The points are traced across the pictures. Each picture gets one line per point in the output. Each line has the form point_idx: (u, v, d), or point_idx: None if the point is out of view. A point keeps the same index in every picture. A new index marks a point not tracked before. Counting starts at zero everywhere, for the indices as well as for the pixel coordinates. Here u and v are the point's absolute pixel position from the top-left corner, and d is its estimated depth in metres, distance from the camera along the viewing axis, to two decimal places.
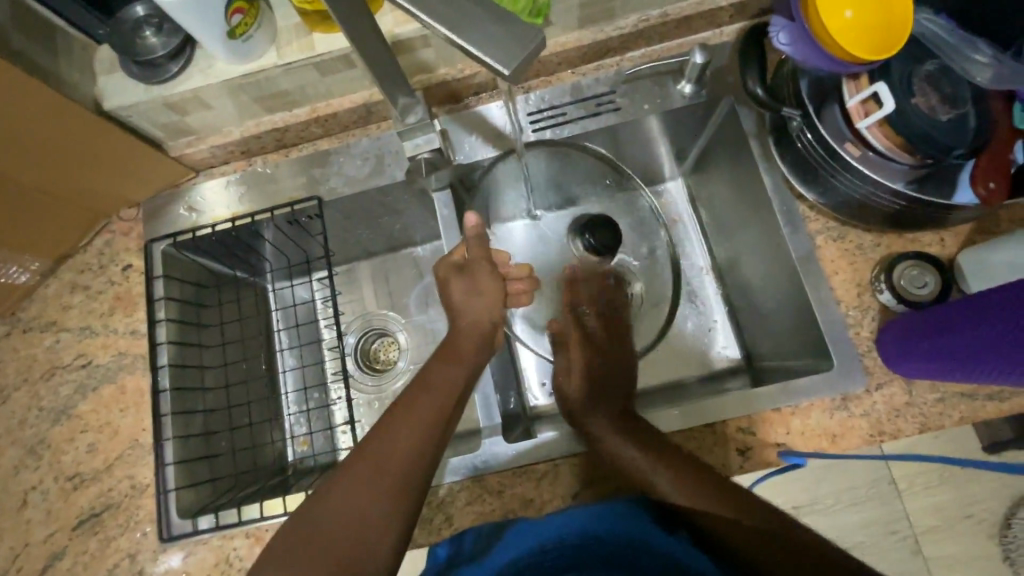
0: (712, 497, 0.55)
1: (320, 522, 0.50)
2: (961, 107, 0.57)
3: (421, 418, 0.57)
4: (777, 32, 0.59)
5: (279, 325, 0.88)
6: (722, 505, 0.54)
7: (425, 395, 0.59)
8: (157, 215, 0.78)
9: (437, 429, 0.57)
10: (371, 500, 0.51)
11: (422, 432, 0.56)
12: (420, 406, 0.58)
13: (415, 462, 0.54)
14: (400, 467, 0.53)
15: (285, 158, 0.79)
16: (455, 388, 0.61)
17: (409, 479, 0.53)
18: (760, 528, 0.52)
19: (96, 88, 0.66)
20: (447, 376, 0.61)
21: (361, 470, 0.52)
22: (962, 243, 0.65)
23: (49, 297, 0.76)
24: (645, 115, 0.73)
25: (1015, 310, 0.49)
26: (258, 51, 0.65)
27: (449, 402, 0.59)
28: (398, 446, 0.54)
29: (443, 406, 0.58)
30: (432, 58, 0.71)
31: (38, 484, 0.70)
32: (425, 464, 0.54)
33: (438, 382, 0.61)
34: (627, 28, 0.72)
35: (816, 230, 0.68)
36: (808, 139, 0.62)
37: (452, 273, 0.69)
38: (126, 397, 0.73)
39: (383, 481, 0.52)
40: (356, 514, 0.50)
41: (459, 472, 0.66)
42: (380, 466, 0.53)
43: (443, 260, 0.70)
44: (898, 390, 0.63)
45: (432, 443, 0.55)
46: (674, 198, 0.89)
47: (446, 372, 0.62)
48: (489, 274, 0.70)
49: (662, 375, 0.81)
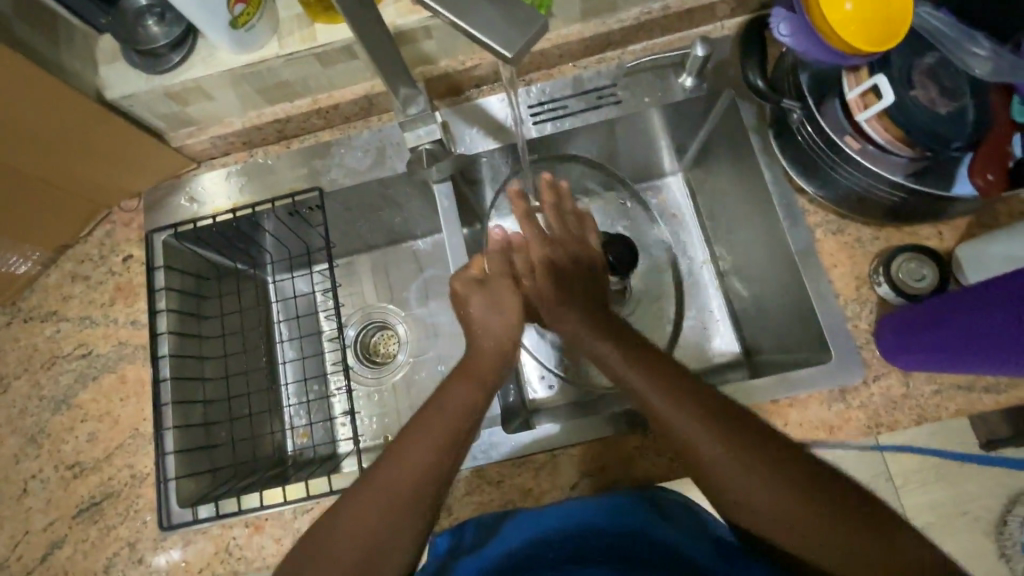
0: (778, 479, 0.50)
1: (327, 550, 0.51)
2: (959, 100, 0.58)
3: (426, 440, 0.55)
4: (777, 23, 0.58)
5: (279, 317, 0.89)
6: (789, 485, 0.49)
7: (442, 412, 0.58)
8: (158, 206, 0.78)
9: (443, 452, 0.55)
10: (374, 526, 0.51)
11: (425, 455, 0.54)
12: (432, 424, 0.57)
13: (417, 484, 0.53)
14: (402, 492, 0.53)
15: (286, 150, 0.79)
16: (466, 411, 0.58)
17: (412, 502, 0.52)
18: (824, 501, 0.49)
19: (98, 77, 0.66)
20: (460, 400, 0.59)
21: (363, 494, 0.53)
22: (960, 236, 0.66)
23: (49, 287, 0.76)
24: (646, 108, 0.74)
25: (1005, 304, 0.49)
26: (259, 41, 0.65)
27: (458, 425, 0.57)
28: (401, 470, 0.54)
29: (450, 428, 0.57)
30: (434, 49, 0.71)
31: (38, 472, 0.70)
32: (429, 490, 0.53)
33: (453, 400, 0.59)
34: (629, 21, 0.72)
35: (815, 223, 0.68)
36: (809, 132, 0.62)
37: (472, 288, 0.66)
38: (126, 387, 0.73)
39: (385, 507, 0.52)
40: (360, 542, 0.51)
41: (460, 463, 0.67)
42: (383, 491, 0.53)
43: (460, 275, 0.67)
44: (896, 381, 0.63)
45: (434, 469, 0.54)
46: (673, 191, 0.89)
47: (463, 391, 0.60)
48: (503, 280, 0.67)
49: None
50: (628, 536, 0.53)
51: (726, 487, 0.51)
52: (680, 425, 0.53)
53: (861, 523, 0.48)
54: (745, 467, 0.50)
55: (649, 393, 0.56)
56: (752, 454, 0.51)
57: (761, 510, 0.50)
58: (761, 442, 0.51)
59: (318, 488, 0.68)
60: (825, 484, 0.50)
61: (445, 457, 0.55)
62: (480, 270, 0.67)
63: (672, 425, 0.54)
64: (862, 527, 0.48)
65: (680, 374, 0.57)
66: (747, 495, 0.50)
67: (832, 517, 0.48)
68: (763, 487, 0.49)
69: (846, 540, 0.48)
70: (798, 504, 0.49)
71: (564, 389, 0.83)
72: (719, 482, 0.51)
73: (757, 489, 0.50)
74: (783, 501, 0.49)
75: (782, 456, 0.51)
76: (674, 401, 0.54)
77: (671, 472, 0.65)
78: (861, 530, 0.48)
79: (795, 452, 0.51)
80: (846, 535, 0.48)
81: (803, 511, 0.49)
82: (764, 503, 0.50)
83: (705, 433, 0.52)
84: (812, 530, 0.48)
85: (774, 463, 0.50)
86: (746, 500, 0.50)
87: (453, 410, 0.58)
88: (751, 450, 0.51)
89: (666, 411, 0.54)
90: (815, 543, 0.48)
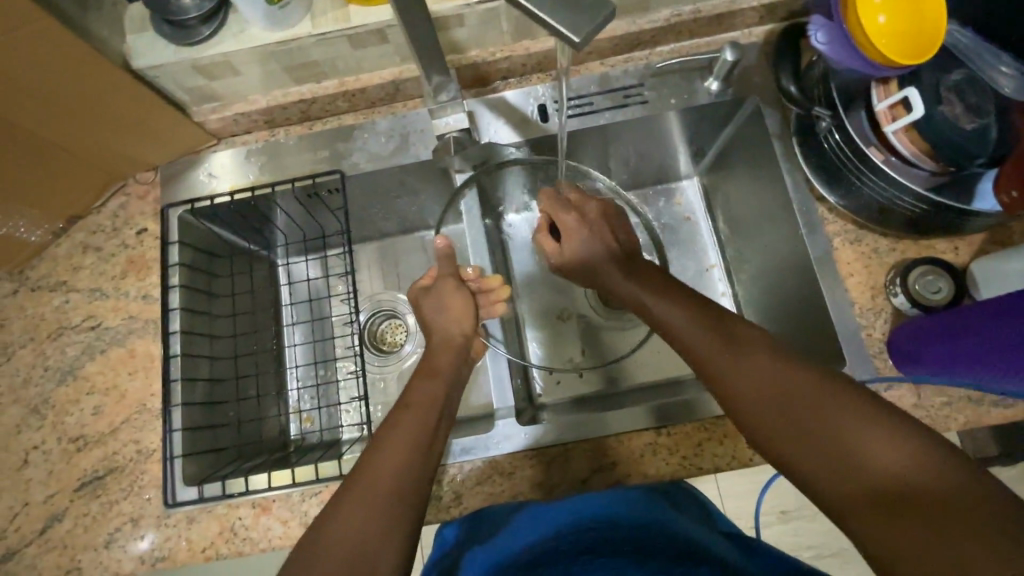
0: (792, 399, 0.45)
1: (314, 554, 0.45)
2: (984, 118, 0.59)
3: (404, 434, 0.54)
4: (816, 31, 0.61)
5: (286, 300, 0.88)
6: (799, 405, 0.44)
7: (408, 414, 0.56)
8: (173, 181, 0.77)
9: (420, 448, 0.53)
10: (373, 524, 0.47)
11: (410, 451, 0.52)
12: (406, 423, 0.55)
13: (405, 478, 0.50)
14: (391, 486, 0.49)
15: (308, 131, 0.78)
16: (429, 403, 0.58)
17: (411, 493, 0.50)
18: (853, 424, 0.41)
19: (125, 45, 0.65)
20: (426, 393, 0.59)
21: (351, 495, 0.49)
22: (975, 252, 0.67)
23: (59, 257, 0.75)
24: (670, 109, 0.74)
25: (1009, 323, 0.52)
26: (293, 19, 0.64)
27: (435, 423, 0.57)
28: (386, 464, 0.51)
29: (426, 420, 0.56)
30: (466, 38, 0.71)
31: (41, 444, 0.69)
32: (415, 483, 0.51)
33: (418, 402, 0.58)
34: (660, 22, 0.72)
35: (834, 232, 0.69)
36: (836, 140, 0.63)
37: (421, 295, 0.71)
38: (134, 361, 0.72)
39: (378, 501, 0.48)
40: (358, 540, 0.46)
41: (471, 452, 0.67)
42: (375, 486, 0.49)
43: (412, 286, 0.72)
44: (908, 391, 0.64)
45: (420, 461, 0.52)
46: (688, 196, 0.90)
47: (422, 391, 0.60)
48: (455, 292, 0.70)
49: (654, 373, 0.83)
50: (641, 529, 0.53)
51: (738, 401, 0.49)
52: (703, 352, 0.52)
53: (892, 438, 0.40)
54: (766, 388, 0.47)
55: (683, 327, 0.56)
56: (776, 379, 0.47)
57: (782, 437, 0.45)
58: (790, 367, 0.47)
59: (326, 472, 0.68)
60: (861, 407, 0.42)
61: (422, 449, 0.53)
62: (429, 279, 0.72)
63: (698, 353, 0.53)
64: (897, 448, 0.39)
65: (719, 313, 0.56)
66: (769, 420, 0.46)
67: (858, 432, 0.41)
68: (777, 407, 0.46)
69: (876, 460, 0.39)
70: (821, 426, 0.43)
71: (557, 395, 0.83)
72: (733, 399, 0.49)
73: (780, 414, 0.45)
74: (806, 423, 0.44)
75: (810, 380, 0.45)
76: (703, 332, 0.54)
77: (682, 470, 0.65)
78: (898, 453, 0.39)
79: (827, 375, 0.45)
80: (875, 458, 0.40)
81: (830, 434, 0.42)
82: (773, 418, 0.46)
83: (715, 346, 0.52)
84: (835, 455, 0.41)
85: (802, 385, 0.45)
86: (766, 424, 0.46)
87: (418, 409, 0.57)
88: (774, 372, 0.47)
89: (698, 340, 0.54)
90: (839, 471, 0.41)
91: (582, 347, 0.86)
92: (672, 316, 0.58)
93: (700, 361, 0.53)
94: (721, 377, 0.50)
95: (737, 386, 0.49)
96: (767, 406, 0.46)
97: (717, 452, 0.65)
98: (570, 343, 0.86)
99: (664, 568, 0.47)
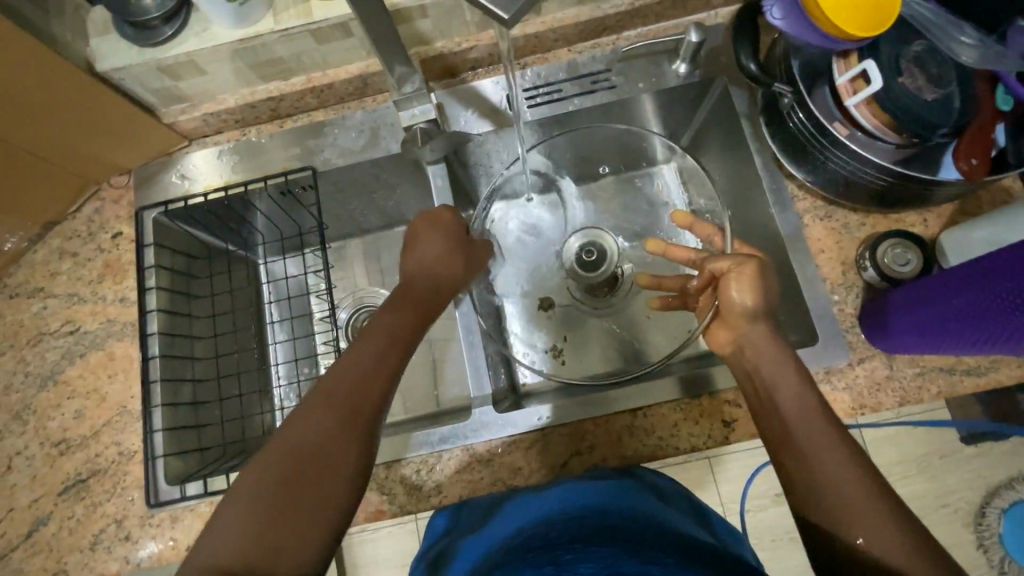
0: (819, 452, 0.49)
1: (261, 519, 0.45)
2: (945, 88, 0.59)
3: (338, 392, 0.51)
4: (771, 6, 0.59)
5: (269, 297, 0.88)
6: (822, 459, 0.48)
7: (364, 343, 0.55)
8: (148, 183, 0.78)
9: (373, 387, 0.53)
10: (306, 454, 0.48)
11: (358, 380, 0.52)
12: (359, 359, 0.54)
13: (347, 411, 0.51)
14: (333, 422, 0.50)
15: (278, 130, 0.78)
16: (391, 336, 0.56)
17: (350, 418, 0.50)
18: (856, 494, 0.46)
19: (88, 49, 0.65)
20: (392, 324, 0.57)
21: (298, 424, 0.49)
22: (944, 223, 0.67)
23: (37, 263, 0.75)
24: (639, 93, 0.74)
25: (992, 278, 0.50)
26: (254, 16, 0.64)
27: (384, 362, 0.54)
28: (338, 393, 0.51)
29: (379, 354, 0.55)
30: (431, 29, 0.71)
31: (24, 449, 0.69)
32: (354, 418, 0.51)
33: (378, 332, 0.56)
34: (624, 6, 0.72)
35: (804, 209, 0.70)
36: (799, 118, 0.63)
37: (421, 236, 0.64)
38: (114, 364, 0.72)
39: (318, 430, 0.49)
40: (301, 509, 0.46)
41: (430, 444, 0.67)
42: (318, 412, 0.50)
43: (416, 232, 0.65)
44: (880, 363, 0.64)
45: (362, 405, 0.51)
46: (666, 181, 0.86)
47: (388, 322, 0.57)
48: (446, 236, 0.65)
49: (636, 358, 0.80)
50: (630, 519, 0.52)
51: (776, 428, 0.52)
52: (766, 387, 0.54)
53: (883, 519, 0.45)
54: (798, 431, 0.51)
55: (765, 350, 0.56)
56: (805, 420, 0.51)
57: (795, 475, 0.49)
58: (827, 424, 0.50)
59: None
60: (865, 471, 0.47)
61: (365, 403, 0.51)
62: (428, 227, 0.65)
63: (764, 387, 0.55)
64: (875, 512, 0.45)
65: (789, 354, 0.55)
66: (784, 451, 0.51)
67: (856, 501, 0.46)
68: (804, 451, 0.49)
69: (866, 526, 0.45)
70: (833, 483, 0.47)
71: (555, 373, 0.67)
72: (772, 428, 0.53)
73: (803, 461, 0.49)
74: (819, 471, 0.48)
75: (828, 429, 0.50)
76: (771, 368, 0.55)
77: (661, 451, 0.65)
78: (875, 516, 0.45)
79: (846, 440, 0.49)
80: (861, 526, 0.45)
81: (831, 489, 0.47)
82: (795, 456, 0.50)
83: (783, 384, 0.54)
84: (828, 506, 0.47)
85: (831, 445, 0.49)
86: (787, 457, 0.50)
87: (379, 344, 0.55)
88: (808, 421, 0.51)
89: (770, 376, 0.55)
90: (828, 522, 0.46)
91: (561, 330, 0.83)
92: (750, 348, 0.57)
93: (762, 391, 0.55)
94: (774, 412, 0.53)
95: (780, 423, 0.52)
96: (789, 443, 0.51)
97: (694, 431, 0.66)
98: (551, 330, 0.82)
99: (654, 561, 0.45)
